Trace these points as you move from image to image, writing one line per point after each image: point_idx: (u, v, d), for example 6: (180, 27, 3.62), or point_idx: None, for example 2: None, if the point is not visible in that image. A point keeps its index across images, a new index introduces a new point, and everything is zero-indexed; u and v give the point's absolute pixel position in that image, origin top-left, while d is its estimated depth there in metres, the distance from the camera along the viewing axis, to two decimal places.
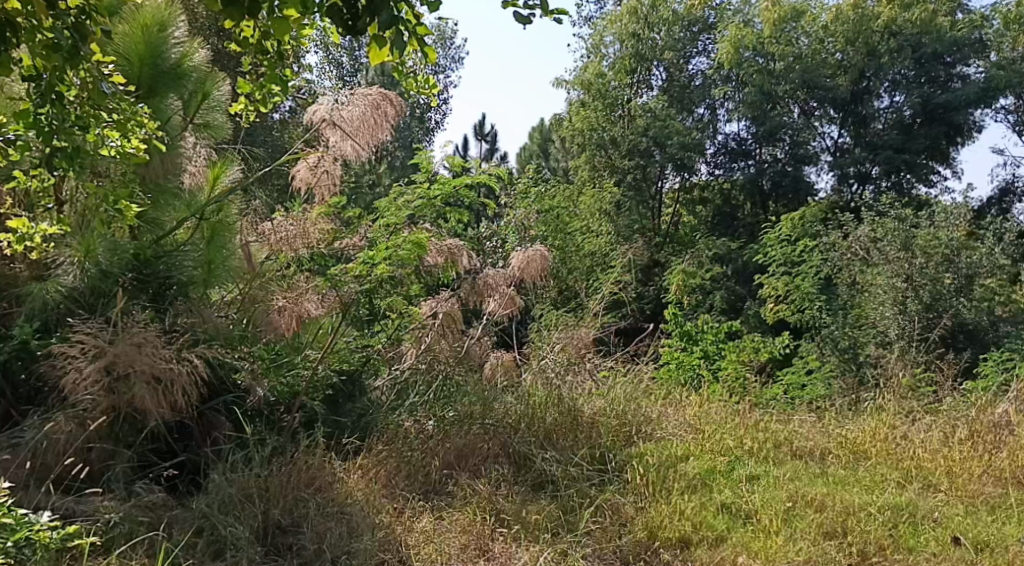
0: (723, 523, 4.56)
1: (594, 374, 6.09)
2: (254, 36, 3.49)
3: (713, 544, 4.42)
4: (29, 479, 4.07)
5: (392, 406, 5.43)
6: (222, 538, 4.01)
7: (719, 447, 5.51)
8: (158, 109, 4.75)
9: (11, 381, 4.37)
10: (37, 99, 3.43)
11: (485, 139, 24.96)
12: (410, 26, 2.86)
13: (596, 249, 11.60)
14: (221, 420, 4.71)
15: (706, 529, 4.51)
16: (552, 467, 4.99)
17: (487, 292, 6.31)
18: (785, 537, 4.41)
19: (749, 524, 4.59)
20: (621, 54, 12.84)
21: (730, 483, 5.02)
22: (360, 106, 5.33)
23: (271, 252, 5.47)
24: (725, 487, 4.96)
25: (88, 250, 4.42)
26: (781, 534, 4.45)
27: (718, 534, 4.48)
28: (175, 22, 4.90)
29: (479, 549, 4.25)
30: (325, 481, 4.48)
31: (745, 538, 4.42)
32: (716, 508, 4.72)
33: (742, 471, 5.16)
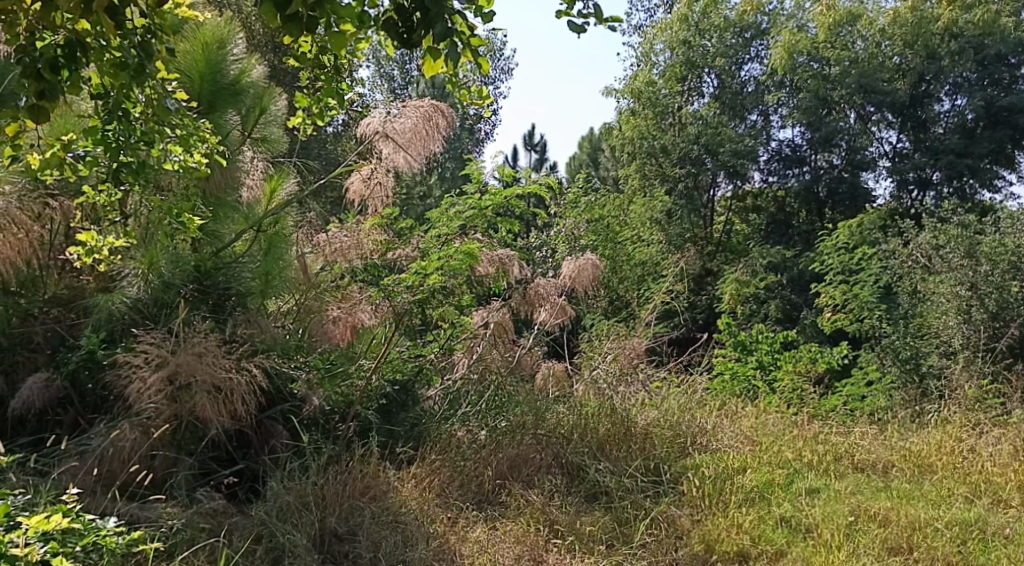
0: (783, 538, 4.51)
1: (647, 386, 6.12)
2: (313, 51, 3.59)
3: (772, 558, 4.37)
4: (96, 485, 4.15)
5: (444, 416, 5.47)
6: (280, 545, 4.06)
7: (777, 460, 5.46)
8: (218, 125, 4.87)
9: (79, 390, 4.49)
10: (104, 116, 3.57)
11: (535, 149, 25.06)
12: (464, 37, 2.87)
13: (647, 258, 11.58)
14: (278, 428, 4.80)
15: (765, 543, 4.46)
16: (605, 478, 5.00)
17: (538, 301, 6.25)
18: (848, 552, 4.36)
19: (809, 539, 4.53)
20: (671, 61, 12.85)
21: (789, 496, 4.98)
22: (412, 118, 5.39)
23: (327, 263, 5.60)
24: (785, 500, 4.93)
25: (152, 262, 4.50)
26: (843, 549, 4.39)
27: (778, 548, 4.43)
28: (233, 39, 5.02)
29: (533, 559, 4.27)
30: (380, 490, 4.54)
31: (805, 553, 4.37)
32: (774, 521, 4.69)
33: (802, 485, 5.12)
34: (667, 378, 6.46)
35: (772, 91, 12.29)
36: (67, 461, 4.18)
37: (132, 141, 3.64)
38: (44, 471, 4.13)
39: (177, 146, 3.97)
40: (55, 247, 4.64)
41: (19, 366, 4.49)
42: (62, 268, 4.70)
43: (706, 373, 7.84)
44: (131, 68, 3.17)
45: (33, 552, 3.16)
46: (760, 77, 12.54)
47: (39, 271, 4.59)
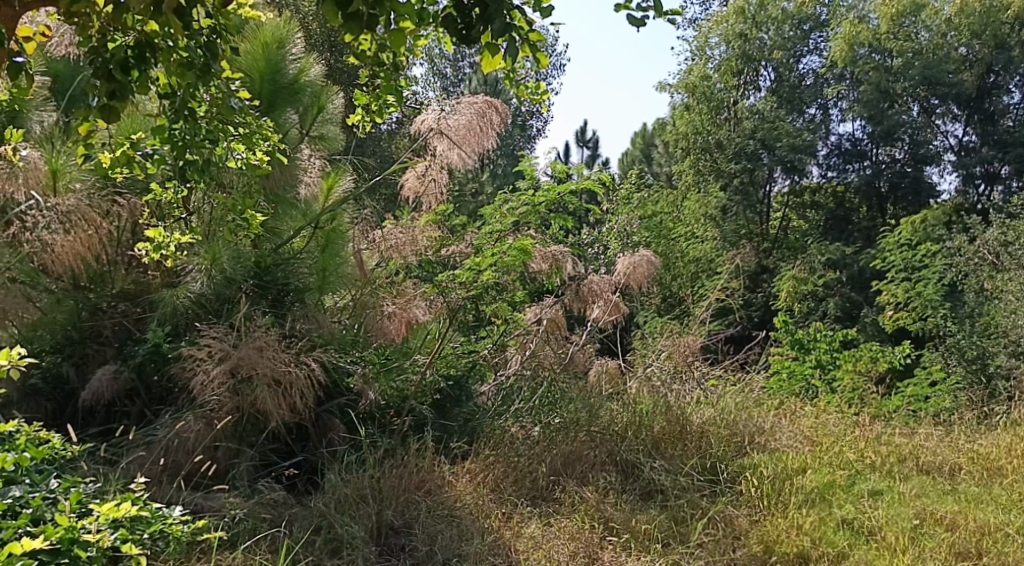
0: (844, 540, 4.46)
1: (702, 383, 6.19)
2: (372, 49, 3.57)
3: (834, 560, 4.32)
4: (162, 475, 4.26)
5: (497, 412, 5.51)
6: (339, 537, 4.11)
7: (838, 461, 5.41)
8: (279, 123, 4.99)
9: (146, 381, 4.59)
10: (172, 115, 3.65)
11: (587, 144, 25.03)
12: (522, 33, 2.87)
13: (701, 255, 11.52)
14: (335, 422, 4.85)
15: (826, 546, 4.40)
16: (660, 476, 4.99)
17: (592, 298, 6.24)
18: (913, 556, 4.31)
19: (872, 541, 4.49)
20: (726, 55, 12.69)
21: (851, 497, 4.94)
22: (467, 114, 5.42)
23: (381, 259, 5.64)
24: (846, 502, 4.88)
25: (215, 259, 4.58)
26: (909, 552, 4.35)
27: (840, 551, 4.38)
28: (292, 39, 5.12)
29: (589, 556, 4.28)
30: (435, 484, 4.58)
31: (869, 555, 4.32)
32: (836, 523, 4.64)
33: (864, 487, 5.08)
34: (723, 377, 6.44)
35: (832, 84, 12.24)
36: (134, 451, 4.29)
37: (197, 139, 3.72)
38: (113, 460, 4.25)
39: (240, 143, 4.05)
40: (123, 244, 4.75)
41: (90, 358, 4.65)
42: (129, 264, 4.82)
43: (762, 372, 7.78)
44: (198, 68, 3.23)
45: (105, 538, 3.24)
46: (818, 71, 12.43)
47: (107, 267, 4.70)
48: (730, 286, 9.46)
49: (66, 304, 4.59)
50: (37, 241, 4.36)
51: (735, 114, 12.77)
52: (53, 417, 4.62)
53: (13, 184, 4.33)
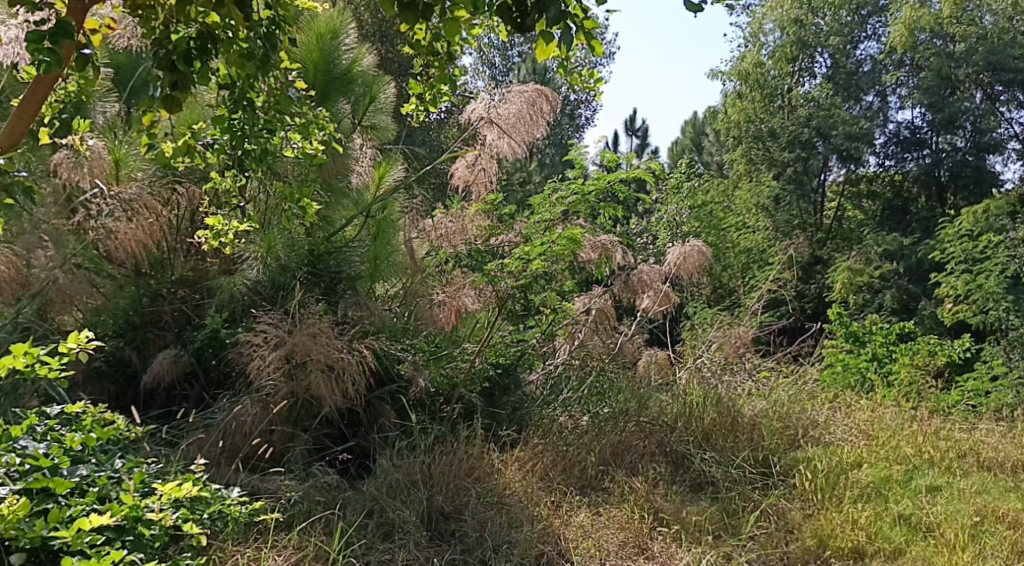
0: (901, 536, 4.43)
1: (754, 374, 6.20)
2: (427, 39, 3.62)
3: (890, 556, 4.30)
4: (221, 457, 4.35)
5: (546, 400, 5.55)
6: (391, 521, 4.15)
7: (895, 455, 5.37)
8: (333, 113, 5.07)
9: (204, 365, 4.68)
10: (231, 105, 3.73)
11: (637, 132, 24.96)
12: (578, 21, 2.85)
13: (753, 245, 11.37)
14: (387, 408, 4.91)
15: (882, 541, 4.38)
16: (711, 468, 4.99)
17: (642, 288, 6.24)
18: (973, 554, 4.28)
19: (930, 538, 4.46)
20: (782, 41, 12.63)
21: (908, 493, 4.90)
22: (517, 102, 5.44)
23: (432, 248, 5.74)
24: (903, 497, 4.85)
25: (270, 247, 4.67)
26: (968, 550, 4.31)
27: (896, 547, 4.36)
28: (345, 29, 5.21)
29: (638, 547, 4.32)
30: (484, 471, 4.61)
31: (926, 552, 4.29)
32: (892, 519, 4.60)
33: (922, 482, 5.04)
34: (776, 367, 6.54)
35: (891, 70, 11.87)
36: (194, 434, 4.39)
37: (255, 129, 3.77)
38: (174, 442, 4.35)
39: (296, 133, 4.16)
40: (182, 231, 4.90)
41: (151, 342, 4.74)
42: (187, 251, 4.96)
43: (814, 364, 7.72)
44: (257, 58, 3.28)
45: (166, 517, 3.35)
46: (877, 56, 12.02)
47: (166, 253, 4.86)
48: (782, 276, 9.39)
49: (128, 291, 4.72)
50: (100, 228, 4.52)
51: (789, 101, 12.63)
52: (116, 401, 4.73)
53: (79, 173, 4.49)
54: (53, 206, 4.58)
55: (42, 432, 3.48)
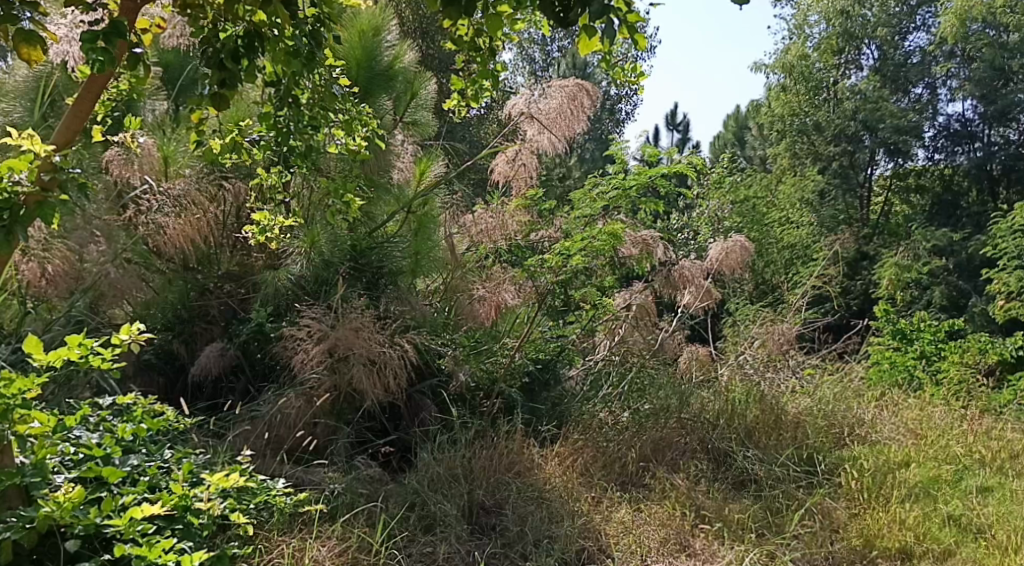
0: (950, 537, 4.39)
1: (798, 372, 6.19)
2: (469, 34, 3.64)
3: (938, 558, 4.27)
4: (266, 449, 4.41)
5: (586, 397, 5.56)
6: (432, 514, 4.18)
7: (944, 455, 5.32)
8: (375, 108, 5.12)
9: (250, 359, 4.77)
10: (277, 103, 3.80)
11: (678, 127, 24.84)
12: (622, 15, 2.83)
13: (797, 241, 11.41)
14: (427, 402, 4.95)
15: (931, 542, 4.35)
16: (753, 466, 4.96)
17: (683, 283, 6.28)
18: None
19: (981, 539, 4.42)
20: (828, 33, 12.50)
21: (958, 493, 4.86)
22: (558, 97, 5.45)
23: (471, 243, 5.80)
24: (953, 498, 4.80)
25: (314, 241, 4.74)
26: (1020, 552, 4.26)
27: (945, 548, 4.32)
28: (387, 26, 5.30)
29: (680, 544, 4.32)
30: (524, 466, 4.63)
31: (977, 554, 4.26)
32: (941, 520, 4.57)
33: (972, 483, 4.99)
34: (821, 366, 6.53)
35: (940, 62, 11.69)
36: (240, 426, 4.46)
37: (301, 126, 3.85)
38: (220, 434, 4.44)
39: (340, 130, 4.17)
40: (228, 228, 5.00)
41: (198, 335, 4.83)
42: (234, 246, 5.07)
43: (860, 362, 7.64)
44: (303, 56, 3.34)
45: (215, 507, 3.42)
46: (926, 48, 11.96)
47: (213, 249, 4.94)
48: (827, 272, 9.31)
49: (177, 285, 4.80)
50: (151, 224, 4.64)
51: (834, 93, 12.51)
52: (165, 392, 4.82)
53: (129, 169, 4.64)
54: (104, 202, 4.70)
55: (94, 422, 3.57)
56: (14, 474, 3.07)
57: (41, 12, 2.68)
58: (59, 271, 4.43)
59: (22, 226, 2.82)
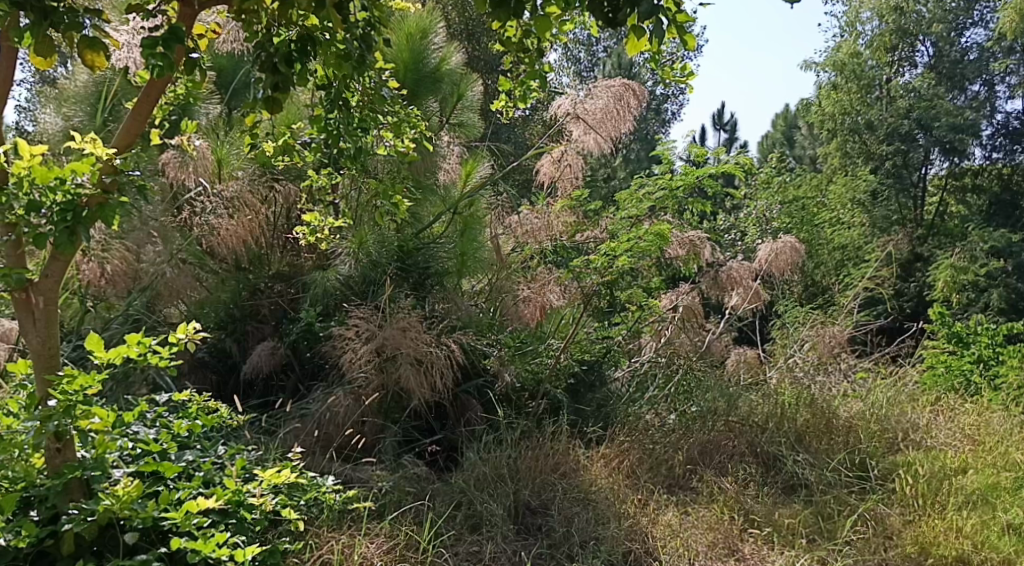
0: (1009, 546, 4.31)
1: (849, 376, 6.14)
2: (517, 35, 3.66)
3: None
4: (315, 446, 4.47)
5: (632, 398, 5.55)
6: (479, 513, 4.20)
7: (1003, 462, 5.23)
8: (422, 111, 5.25)
9: (299, 358, 4.85)
10: (328, 105, 3.85)
11: (724, 127, 24.69)
12: (671, 14, 2.82)
13: (847, 241, 11.27)
14: (473, 402, 4.97)
15: (989, 551, 4.28)
16: (804, 470, 4.92)
17: (731, 284, 6.21)
18: None
19: None
20: (880, 30, 12.30)
21: (1017, 501, 4.77)
22: (604, 97, 5.45)
23: (517, 244, 5.85)
24: (1012, 505, 4.71)
25: (361, 242, 4.85)
26: None
27: (1003, 557, 4.25)
28: (435, 29, 5.36)
29: (728, 548, 4.31)
30: (570, 467, 4.63)
31: None
32: (1001, 528, 4.49)
33: None
34: (874, 369, 6.49)
35: (1000, 58, 11.74)
36: (290, 423, 4.53)
37: (351, 128, 3.87)
38: (271, 430, 4.52)
39: (388, 132, 4.23)
40: (279, 229, 5.12)
41: (249, 334, 4.90)
42: (285, 247, 5.18)
43: (914, 366, 7.52)
44: (354, 58, 3.37)
45: (266, 502, 3.50)
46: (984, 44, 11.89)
47: (264, 249, 5.06)
48: (879, 275, 9.19)
49: (229, 284, 4.92)
50: (205, 225, 4.79)
51: (887, 91, 12.19)
52: (218, 390, 4.89)
53: (184, 171, 4.73)
54: (161, 204, 4.93)
55: (151, 418, 3.65)
56: (76, 467, 3.15)
57: (103, 19, 2.76)
58: (117, 270, 4.71)
59: (84, 227, 2.90)
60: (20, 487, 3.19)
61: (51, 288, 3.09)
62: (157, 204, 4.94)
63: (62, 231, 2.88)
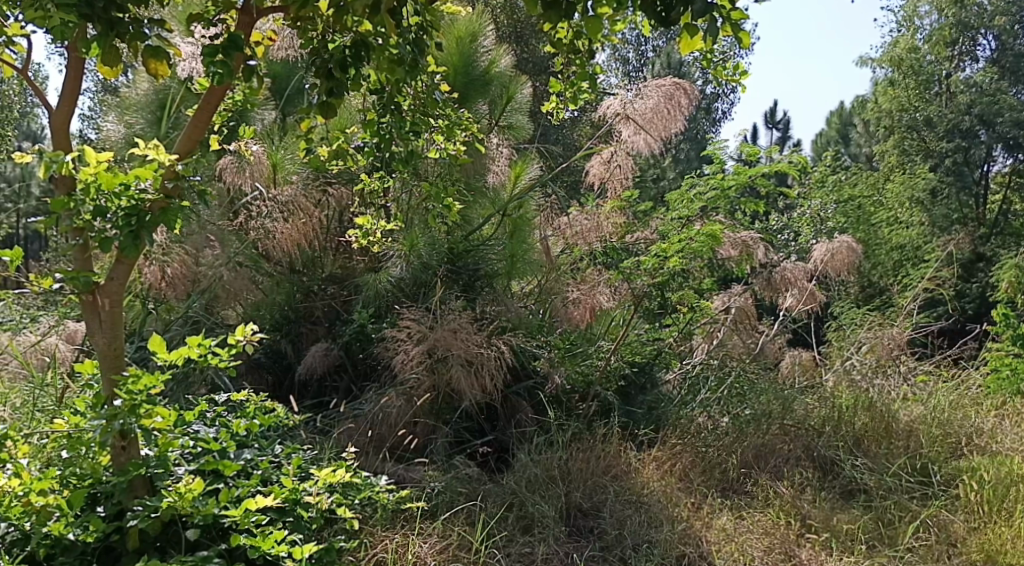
0: None
1: (909, 379, 6.05)
2: (569, 37, 3.66)
3: None
4: (369, 446, 4.52)
5: (684, 400, 5.49)
6: (531, 514, 4.22)
7: None
8: (472, 113, 5.29)
9: (352, 359, 4.91)
10: (380, 110, 3.91)
11: (776, 125, 24.53)
12: (724, 13, 2.80)
13: (907, 242, 11.18)
14: (524, 403, 4.97)
15: None
16: (862, 475, 4.88)
17: (785, 286, 6.20)
18: None
19: None
20: (939, 24, 12.10)
21: None
22: (654, 97, 5.43)
23: (567, 245, 5.85)
24: None
25: (412, 244, 4.87)
26: None
27: None
28: (484, 33, 5.42)
29: (785, 553, 4.25)
30: (622, 470, 4.62)
31: None
32: None
33: None
34: (935, 373, 6.38)
35: None
36: (344, 423, 4.59)
37: (403, 131, 3.92)
38: (326, 430, 4.57)
39: (440, 135, 4.26)
40: (332, 231, 5.22)
41: (304, 335, 5.01)
42: (337, 250, 5.26)
43: (979, 368, 7.37)
44: (407, 63, 3.39)
45: (322, 501, 3.55)
46: None
47: (318, 252, 5.17)
48: (941, 276, 9.02)
49: (284, 286, 5.03)
50: (261, 228, 4.87)
51: (947, 87, 12.07)
52: (274, 390, 4.97)
53: (241, 176, 4.84)
54: (218, 208, 5.06)
55: (211, 417, 3.73)
56: (140, 465, 3.24)
57: (166, 28, 2.83)
58: (177, 273, 4.81)
59: (148, 231, 2.97)
60: (87, 484, 3.28)
61: (117, 290, 3.18)
62: (214, 208, 5.04)
63: (127, 235, 2.95)
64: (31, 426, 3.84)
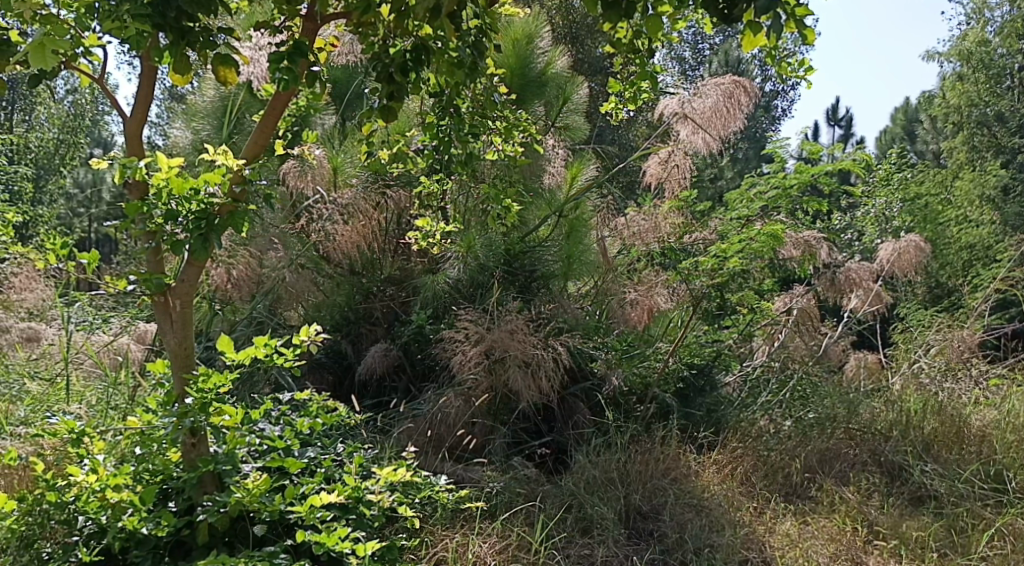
0: None
1: (980, 383, 5.98)
2: (629, 37, 3.63)
3: None
4: (428, 446, 4.56)
5: (745, 403, 5.45)
6: (589, 516, 4.22)
7: None
8: (529, 115, 5.32)
9: (411, 359, 4.96)
10: (439, 113, 3.94)
11: (838, 122, 24.21)
12: (787, 10, 2.76)
13: (976, 241, 10.57)
14: (581, 404, 4.97)
15: None
16: (932, 481, 4.78)
17: (849, 286, 6.08)
18: None
19: None
20: (1009, 17, 11.81)
21: None
22: (713, 96, 5.39)
23: (624, 246, 5.78)
24: None
25: (470, 246, 4.85)
26: None
27: None
28: (541, 34, 5.44)
29: (851, 559, 4.19)
30: (681, 472, 4.59)
31: None
32: None
33: None
34: (1009, 376, 6.24)
35: None
36: (404, 423, 4.62)
37: (462, 133, 3.95)
38: (386, 430, 4.61)
39: (498, 136, 4.30)
40: (390, 233, 5.23)
41: (363, 336, 5.08)
42: (396, 251, 5.26)
43: None
44: (466, 65, 3.42)
45: (385, 499, 3.58)
46: None
47: (377, 253, 5.20)
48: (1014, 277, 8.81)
49: (344, 288, 5.11)
50: (321, 231, 4.99)
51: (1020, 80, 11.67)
52: (335, 389, 5.01)
53: (303, 180, 4.95)
54: (281, 212, 5.16)
55: (276, 416, 3.79)
56: (209, 462, 3.29)
57: (234, 36, 2.89)
58: (242, 275, 4.96)
59: (217, 235, 3.04)
60: (159, 479, 3.37)
61: (187, 291, 3.25)
62: (277, 211, 5.14)
63: (197, 238, 3.02)
64: (105, 424, 3.91)
